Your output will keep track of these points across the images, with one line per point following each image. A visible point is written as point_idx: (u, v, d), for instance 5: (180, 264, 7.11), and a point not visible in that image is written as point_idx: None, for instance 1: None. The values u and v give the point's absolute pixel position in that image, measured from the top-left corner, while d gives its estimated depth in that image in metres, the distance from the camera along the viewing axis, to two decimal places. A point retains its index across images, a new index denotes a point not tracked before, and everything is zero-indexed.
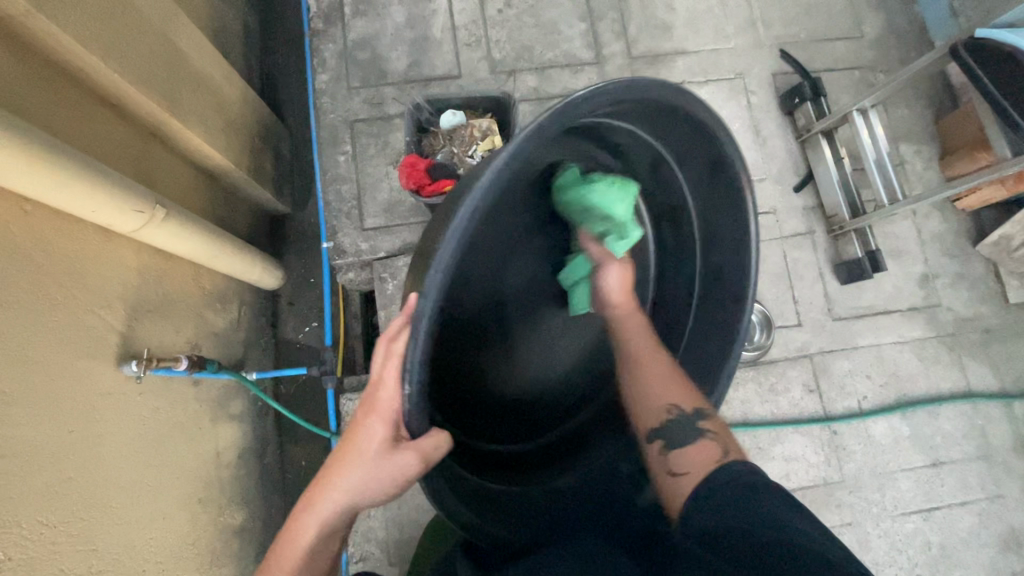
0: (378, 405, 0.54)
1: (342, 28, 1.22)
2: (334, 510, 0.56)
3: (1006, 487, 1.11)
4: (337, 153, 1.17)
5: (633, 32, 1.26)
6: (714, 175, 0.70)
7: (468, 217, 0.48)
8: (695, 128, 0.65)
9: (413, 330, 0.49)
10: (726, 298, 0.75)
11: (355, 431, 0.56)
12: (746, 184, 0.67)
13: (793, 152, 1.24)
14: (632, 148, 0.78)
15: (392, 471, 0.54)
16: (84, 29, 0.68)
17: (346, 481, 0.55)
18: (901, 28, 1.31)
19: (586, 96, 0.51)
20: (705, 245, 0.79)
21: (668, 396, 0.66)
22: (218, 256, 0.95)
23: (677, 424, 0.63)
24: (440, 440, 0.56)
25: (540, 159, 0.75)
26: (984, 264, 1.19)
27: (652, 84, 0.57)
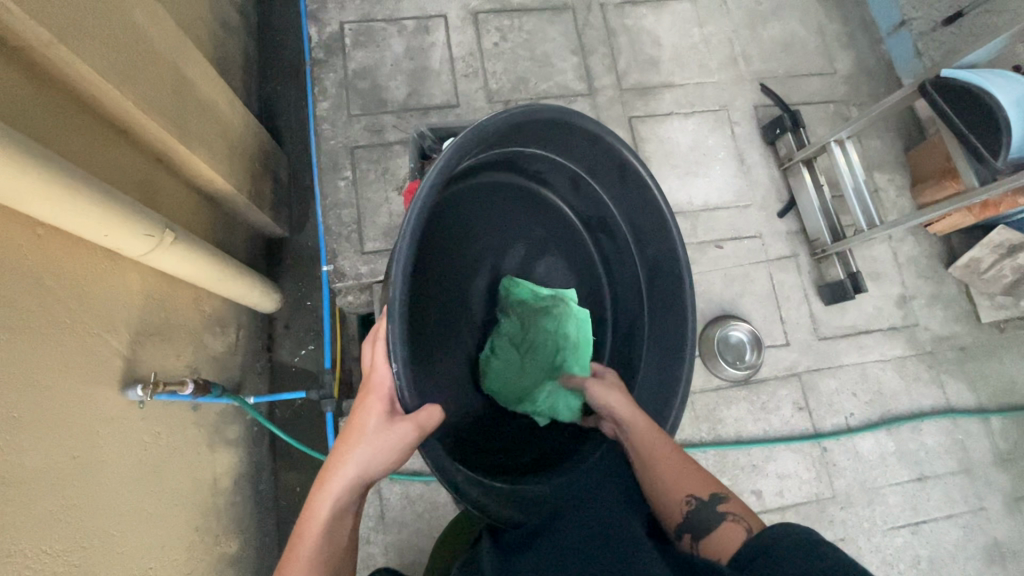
0: (376, 383, 0.59)
1: (342, 58, 1.26)
2: (345, 485, 0.57)
3: (988, 500, 1.15)
4: (337, 178, 1.20)
5: (623, 66, 1.32)
6: (624, 175, 0.82)
7: (416, 218, 0.56)
8: (592, 139, 0.77)
9: (389, 311, 0.55)
10: (670, 282, 0.83)
11: (357, 413, 0.59)
12: (649, 176, 0.79)
13: (776, 180, 1.30)
14: (549, 175, 0.88)
15: (391, 438, 0.57)
16: (103, 59, 0.70)
17: (353, 455, 0.57)
18: (870, 65, 1.41)
19: (489, 122, 0.63)
20: (637, 244, 0.88)
21: (686, 483, 0.66)
22: (221, 278, 0.95)
23: (699, 516, 0.63)
24: (435, 411, 0.59)
25: (482, 192, 0.82)
26: (956, 286, 1.26)
27: (551, 104, 0.69)
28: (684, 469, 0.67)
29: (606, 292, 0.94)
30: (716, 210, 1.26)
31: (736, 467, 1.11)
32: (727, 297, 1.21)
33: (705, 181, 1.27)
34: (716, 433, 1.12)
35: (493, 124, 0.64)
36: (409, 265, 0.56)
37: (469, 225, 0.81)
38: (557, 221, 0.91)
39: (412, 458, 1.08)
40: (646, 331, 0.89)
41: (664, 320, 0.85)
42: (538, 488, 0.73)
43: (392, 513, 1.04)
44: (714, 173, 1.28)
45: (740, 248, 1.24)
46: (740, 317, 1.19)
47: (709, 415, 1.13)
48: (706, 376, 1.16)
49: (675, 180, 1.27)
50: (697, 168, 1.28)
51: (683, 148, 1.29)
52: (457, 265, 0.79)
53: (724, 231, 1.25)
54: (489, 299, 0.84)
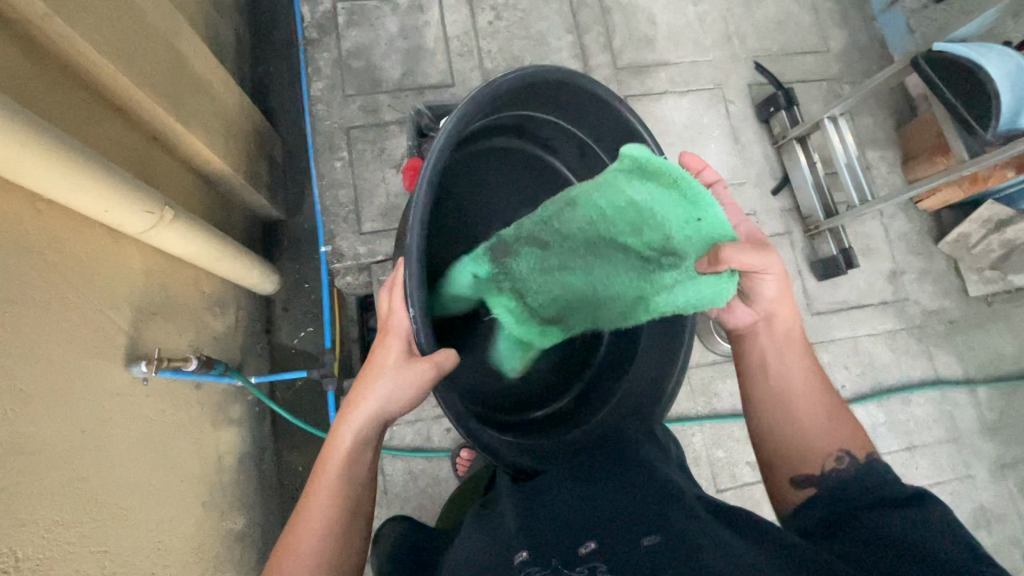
0: (393, 325, 0.60)
1: (336, 37, 1.25)
2: (365, 419, 0.60)
3: (975, 468, 1.19)
4: (333, 159, 1.19)
5: (618, 45, 1.32)
6: (631, 143, 0.81)
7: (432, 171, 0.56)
8: (599, 103, 0.77)
9: (406, 257, 0.55)
10: None
11: (373, 354, 0.61)
12: (656, 143, 0.78)
13: (770, 158, 1.31)
14: (556, 141, 0.88)
15: (408, 376, 0.58)
16: (98, 33, 0.69)
17: (371, 393, 0.60)
18: (863, 43, 1.41)
19: (502, 82, 0.63)
20: None
21: (833, 437, 0.63)
22: (220, 258, 0.95)
23: (837, 471, 0.60)
24: (451, 352, 0.60)
25: (487, 158, 0.83)
26: (945, 261, 1.28)
27: (554, 67, 0.69)
28: (838, 427, 0.64)
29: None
30: None
31: (731, 438, 1.13)
32: None
33: (700, 159, 1.28)
34: (711, 407, 1.14)
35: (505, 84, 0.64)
36: (427, 216, 0.56)
37: (476, 186, 0.82)
38: (559, 189, 0.92)
39: (412, 435, 1.09)
40: None
41: None
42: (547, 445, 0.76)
43: (395, 489, 1.06)
44: (709, 151, 1.29)
45: None
46: None
47: (704, 389, 1.15)
48: (701, 351, 1.18)
49: (670, 158, 1.28)
50: (692, 146, 1.29)
51: (678, 126, 1.30)
52: (464, 226, 0.80)
53: None
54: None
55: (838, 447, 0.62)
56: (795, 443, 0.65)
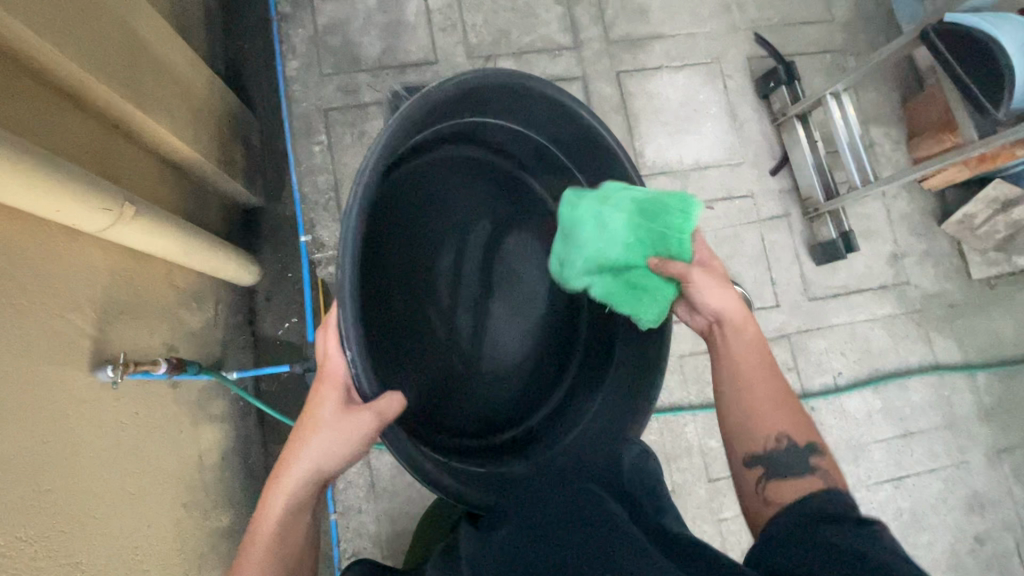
0: (331, 372, 0.60)
1: (311, 12, 1.18)
2: (301, 478, 0.59)
3: (970, 454, 1.17)
4: (311, 143, 1.14)
5: (610, 16, 1.25)
6: (591, 142, 0.76)
7: (361, 198, 0.55)
8: (551, 107, 0.73)
9: (340, 294, 0.53)
10: None
11: (313, 402, 0.60)
12: (614, 142, 0.74)
13: (769, 136, 1.26)
14: (514, 147, 0.84)
15: (346, 428, 0.57)
16: (39, 16, 0.63)
17: (308, 448, 0.59)
18: (870, 11, 1.34)
19: (434, 90, 0.60)
20: None
21: (776, 422, 0.63)
22: (193, 253, 0.91)
23: (774, 454, 0.61)
24: (395, 399, 0.58)
25: (431, 171, 0.77)
26: (948, 242, 1.24)
27: (497, 71, 0.64)
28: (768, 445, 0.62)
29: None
30: (707, 168, 1.22)
31: None
32: (718, 258, 1.18)
33: (696, 138, 1.23)
34: (704, 396, 1.12)
35: (436, 95, 0.61)
36: (357, 249, 0.55)
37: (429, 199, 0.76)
38: (522, 193, 0.86)
39: None
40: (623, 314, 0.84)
41: None
42: (516, 471, 0.75)
43: (382, 483, 1.05)
44: (705, 130, 1.23)
45: (731, 208, 1.21)
46: (730, 279, 1.17)
47: (697, 378, 1.13)
48: (695, 339, 1.15)
49: (665, 137, 1.22)
50: (688, 125, 1.23)
51: (673, 104, 1.24)
52: (415, 245, 0.74)
53: (714, 191, 1.21)
54: (456, 282, 0.77)
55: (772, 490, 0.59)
56: (737, 422, 0.64)
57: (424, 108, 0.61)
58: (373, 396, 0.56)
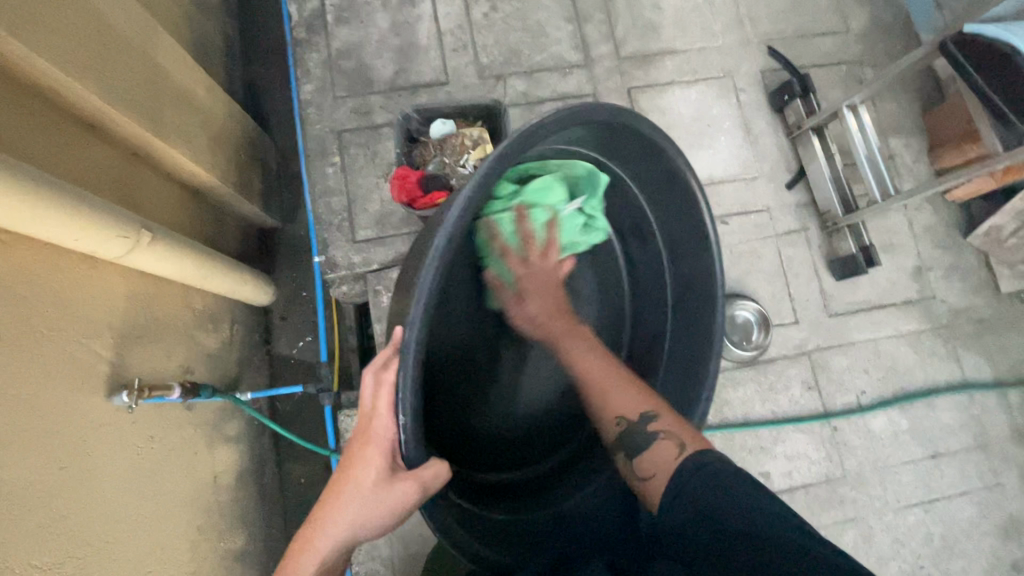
0: (376, 435, 0.57)
1: (325, 36, 1.20)
2: (331, 544, 0.56)
3: (1005, 476, 1.12)
4: (325, 165, 1.16)
5: (621, 33, 1.25)
6: (671, 182, 0.78)
7: (445, 249, 0.56)
8: (645, 144, 0.74)
9: (403, 349, 0.56)
10: (694, 302, 0.82)
11: (352, 464, 0.57)
12: (697, 187, 0.75)
13: (785, 150, 1.24)
14: (591, 172, 0.88)
15: (389, 497, 0.55)
16: (63, 53, 0.66)
17: (344, 514, 0.56)
18: (886, 21, 1.32)
19: (538, 126, 0.60)
20: (670, 255, 0.87)
21: (616, 406, 0.76)
22: (209, 276, 0.93)
23: (626, 436, 0.72)
24: (439, 470, 0.59)
25: (517, 187, 0.87)
26: (975, 255, 1.20)
27: (602, 109, 0.65)
28: (627, 392, 0.76)
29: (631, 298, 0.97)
30: (721, 183, 1.20)
31: (744, 448, 1.08)
32: (734, 274, 1.16)
33: (710, 153, 1.21)
34: (723, 415, 1.09)
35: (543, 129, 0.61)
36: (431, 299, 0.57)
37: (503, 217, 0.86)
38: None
39: None
40: (663, 354, 0.89)
41: (685, 340, 0.84)
42: (532, 518, 0.78)
43: None
44: (719, 144, 1.22)
45: (747, 223, 1.19)
46: (747, 295, 1.14)
47: (715, 397, 1.10)
48: None
49: None
50: (701, 139, 1.22)
51: (686, 119, 1.23)
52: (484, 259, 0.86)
53: (729, 206, 1.19)
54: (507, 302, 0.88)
55: (617, 416, 0.74)
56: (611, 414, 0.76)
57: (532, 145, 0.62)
58: (415, 461, 0.57)
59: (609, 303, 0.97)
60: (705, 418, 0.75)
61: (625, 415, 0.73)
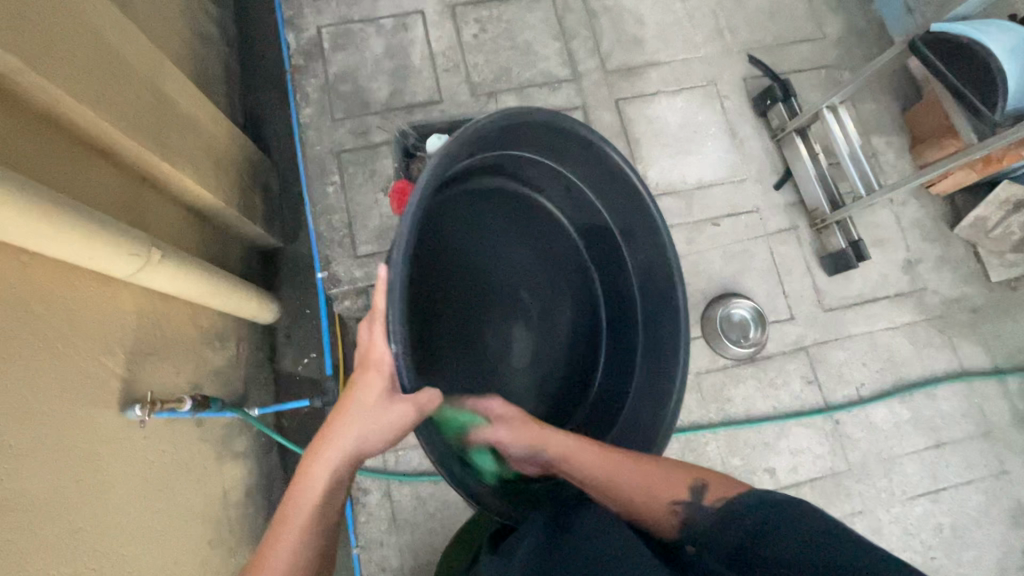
0: (374, 362, 0.60)
1: (322, 62, 1.25)
2: (341, 456, 0.62)
3: (1010, 463, 1.13)
4: (325, 184, 1.19)
5: (606, 48, 1.30)
6: (613, 178, 0.83)
7: (413, 217, 0.54)
8: (584, 141, 0.78)
9: (389, 297, 0.53)
10: (660, 288, 0.86)
11: (356, 387, 0.62)
12: (638, 177, 0.80)
13: (770, 152, 1.27)
14: (541, 179, 0.89)
15: (389, 415, 0.60)
16: (75, 81, 0.69)
17: (349, 427, 0.62)
18: (861, 26, 1.37)
19: (484, 117, 0.61)
20: (628, 248, 0.90)
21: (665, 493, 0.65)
22: (215, 294, 0.95)
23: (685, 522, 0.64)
24: (432, 394, 0.62)
25: (468, 202, 0.81)
26: (963, 247, 1.23)
27: (540, 107, 0.69)
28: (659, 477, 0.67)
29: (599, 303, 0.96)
30: (711, 187, 1.24)
31: (748, 445, 1.09)
32: (727, 274, 1.18)
33: (698, 158, 1.25)
34: (725, 413, 1.11)
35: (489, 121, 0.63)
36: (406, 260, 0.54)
37: (470, 230, 0.80)
38: (546, 228, 0.91)
39: (420, 458, 1.08)
40: (638, 346, 0.91)
41: (657, 327, 0.87)
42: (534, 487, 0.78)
43: (403, 514, 1.05)
44: (707, 150, 1.26)
45: (738, 224, 1.22)
46: (742, 293, 1.17)
47: (716, 395, 1.11)
48: (711, 356, 1.14)
49: (667, 159, 1.25)
50: (689, 146, 1.26)
51: (673, 127, 1.27)
52: (460, 276, 0.77)
53: (720, 208, 1.23)
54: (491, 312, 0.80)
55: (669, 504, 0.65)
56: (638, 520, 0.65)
57: (478, 133, 0.63)
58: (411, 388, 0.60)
59: (586, 307, 0.94)
60: (683, 383, 0.79)
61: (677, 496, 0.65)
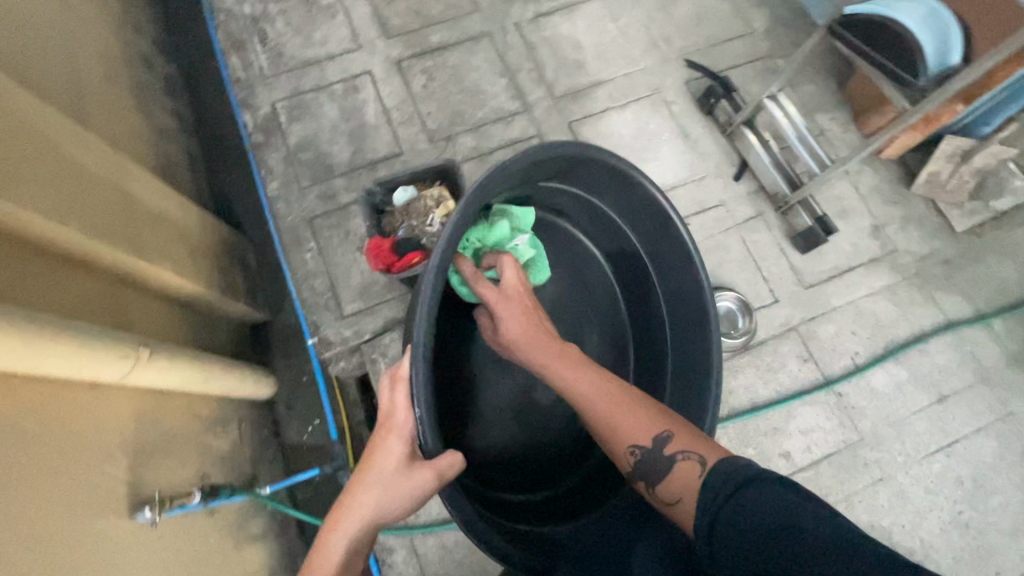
0: (398, 425, 0.70)
1: (282, 135, 1.29)
2: (358, 525, 0.63)
3: (1013, 404, 1.15)
4: (303, 252, 1.21)
5: (551, 76, 1.36)
6: (647, 210, 0.96)
7: (433, 276, 0.74)
8: (608, 169, 0.92)
9: (415, 351, 0.72)
10: (693, 309, 0.96)
11: (379, 451, 0.69)
12: (671, 208, 0.92)
13: (724, 146, 1.32)
14: (569, 208, 1.08)
15: (413, 479, 0.67)
16: (41, 199, 0.71)
17: (370, 492, 0.65)
18: (785, 16, 1.45)
19: (493, 177, 0.79)
20: (658, 272, 1.03)
21: (631, 434, 0.75)
22: (209, 379, 0.95)
23: (643, 464, 0.74)
24: (452, 462, 0.71)
25: None
26: (923, 204, 1.28)
27: (568, 146, 0.83)
28: (643, 425, 0.75)
29: (625, 319, 1.11)
30: (674, 189, 1.27)
31: (759, 433, 1.10)
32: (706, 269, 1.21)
33: (657, 164, 1.29)
34: (730, 405, 1.12)
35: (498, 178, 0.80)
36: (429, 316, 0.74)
37: None
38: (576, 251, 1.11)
39: (439, 507, 1.07)
40: (669, 364, 1.03)
41: (686, 345, 0.98)
42: (562, 532, 0.98)
43: (431, 567, 1.03)
44: (663, 155, 1.30)
45: (707, 219, 1.25)
46: (723, 286, 1.19)
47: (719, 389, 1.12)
48: None
49: None
50: (646, 154, 1.30)
51: (627, 139, 1.32)
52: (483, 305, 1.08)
53: (686, 208, 1.26)
54: None
55: (630, 444, 0.75)
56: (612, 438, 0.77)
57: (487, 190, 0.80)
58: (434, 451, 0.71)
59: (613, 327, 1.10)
60: (717, 399, 0.88)
61: (640, 442, 0.74)
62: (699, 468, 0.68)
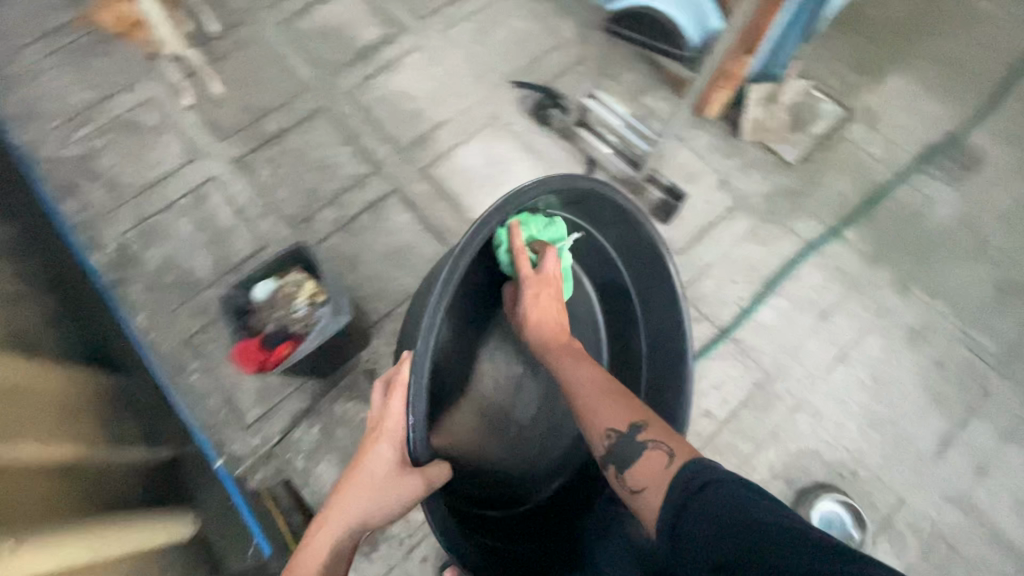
0: (392, 430, 0.73)
1: (137, 265, 1.25)
2: (342, 527, 0.70)
3: (886, 299, 1.25)
4: (188, 374, 1.18)
5: (392, 131, 1.39)
6: (648, 256, 0.98)
7: (443, 288, 0.74)
8: (621, 213, 0.94)
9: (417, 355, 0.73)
10: (673, 350, 0.99)
11: (370, 454, 0.73)
12: (668, 252, 0.94)
13: (570, 148, 1.40)
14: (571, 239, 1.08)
15: (401, 486, 0.72)
16: None
17: (357, 496, 0.71)
18: (589, 19, 1.56)
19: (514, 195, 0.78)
20: (644, 306, 1.05)
21: (606, 420, 0.71)
22: (107, 544, 0.81)
23: (618, 448, 0.68)
24: (440, 471, 0.77)
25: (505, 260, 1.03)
26: (756, 148, 1.39)
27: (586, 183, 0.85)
28: (617, 406, 0.72)
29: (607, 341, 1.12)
30: None
31: None
32: None
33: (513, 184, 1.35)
34: None
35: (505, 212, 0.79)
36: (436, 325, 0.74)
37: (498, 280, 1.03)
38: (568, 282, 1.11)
39: None
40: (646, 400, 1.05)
41: (665, 378, 1.01)
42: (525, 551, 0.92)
43: None
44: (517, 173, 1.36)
45: None
46: None
47: None
48: None
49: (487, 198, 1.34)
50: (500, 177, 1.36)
51: (479, 168, 1.37)
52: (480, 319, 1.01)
53: None
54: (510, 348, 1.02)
55: (609, 426, 0.70)
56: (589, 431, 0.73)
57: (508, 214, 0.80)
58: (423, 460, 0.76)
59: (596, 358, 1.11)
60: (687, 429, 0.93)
61: (616, 425, 0.70)
62: (669, 456, 0.64)
